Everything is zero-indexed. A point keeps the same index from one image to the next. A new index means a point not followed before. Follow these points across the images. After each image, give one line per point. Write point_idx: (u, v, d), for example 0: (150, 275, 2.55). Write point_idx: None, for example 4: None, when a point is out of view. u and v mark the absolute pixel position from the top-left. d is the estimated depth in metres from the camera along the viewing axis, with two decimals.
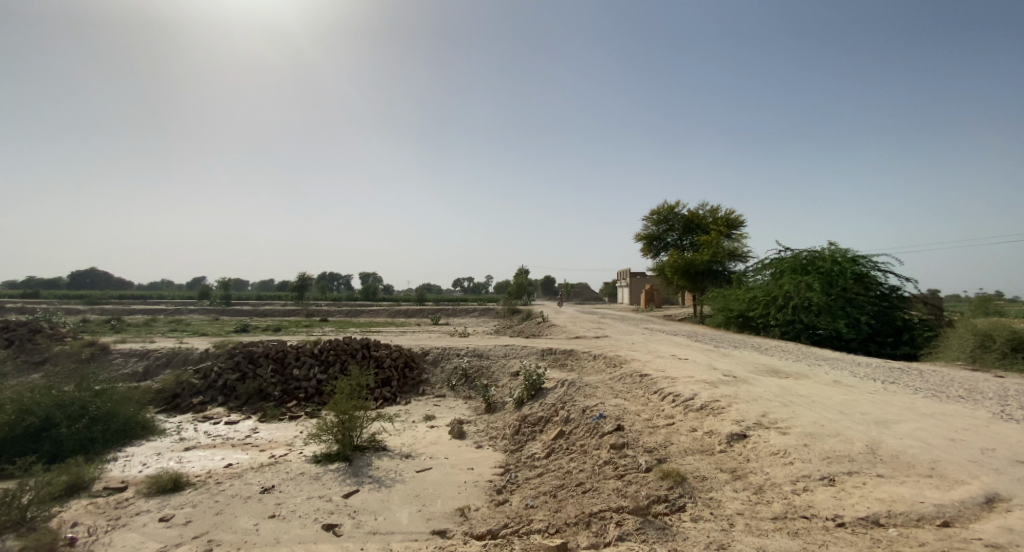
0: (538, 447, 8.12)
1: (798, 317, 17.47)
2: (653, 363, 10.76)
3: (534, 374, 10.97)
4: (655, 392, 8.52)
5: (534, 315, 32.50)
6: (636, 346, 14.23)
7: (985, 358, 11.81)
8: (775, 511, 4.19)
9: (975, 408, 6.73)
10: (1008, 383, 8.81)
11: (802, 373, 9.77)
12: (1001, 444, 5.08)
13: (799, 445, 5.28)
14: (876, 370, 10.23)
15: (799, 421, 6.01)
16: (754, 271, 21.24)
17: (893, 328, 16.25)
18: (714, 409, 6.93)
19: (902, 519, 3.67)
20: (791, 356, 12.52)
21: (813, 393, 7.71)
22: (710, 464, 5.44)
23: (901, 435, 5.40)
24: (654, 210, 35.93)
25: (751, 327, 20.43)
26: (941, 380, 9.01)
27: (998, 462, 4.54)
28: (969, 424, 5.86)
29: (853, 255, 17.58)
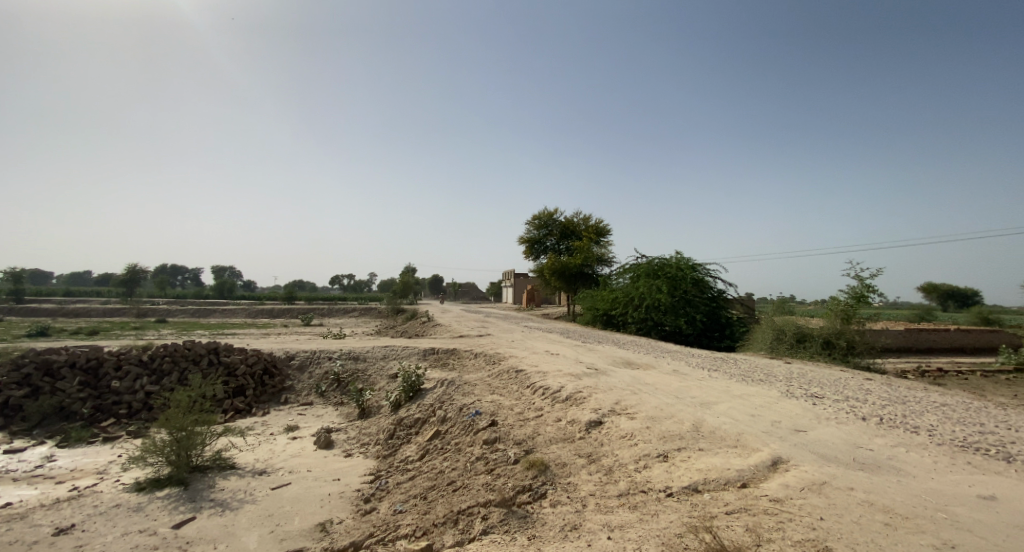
0: (412, 450, 7.94)
1: (649, 315, 19.81)
2: (528, 359, 11.23)
3: (413, 375, 10.70)
4: (528, 386, 8.90)
5: (416, 315, 31.89)
6: (514, 343, 14.70)
7: (779, 349, 14.68)
8: (621, 489, 4.67)
9: (771, 388, 8.28)
10: (795, 368, 11.03)
11: (652, 364, 11.06)
12: (785, 417, 6.33)
13: (643, 427, 5.95)
14: (705, 360, 12.04)
15: (644, 407, 6.79)
16: (617, 274, 23.36)
17: (719, 324, 19.26)
18: (577, 399, 7.47)
19: (713, 484, 4.36)
20: (644, 349, 14.06)
21: (658, 381, 8.78)
22: (570, 450, 5.86)
23: (719, 414, 6.41)
24: (535, 215, 37.66)
25: (614, 325, 22.53)
26: (751, 367, 10.94)
27: (782, 431, 5.65)
28: (766, 402, 7.19)
29: (692, 262, 20.32)
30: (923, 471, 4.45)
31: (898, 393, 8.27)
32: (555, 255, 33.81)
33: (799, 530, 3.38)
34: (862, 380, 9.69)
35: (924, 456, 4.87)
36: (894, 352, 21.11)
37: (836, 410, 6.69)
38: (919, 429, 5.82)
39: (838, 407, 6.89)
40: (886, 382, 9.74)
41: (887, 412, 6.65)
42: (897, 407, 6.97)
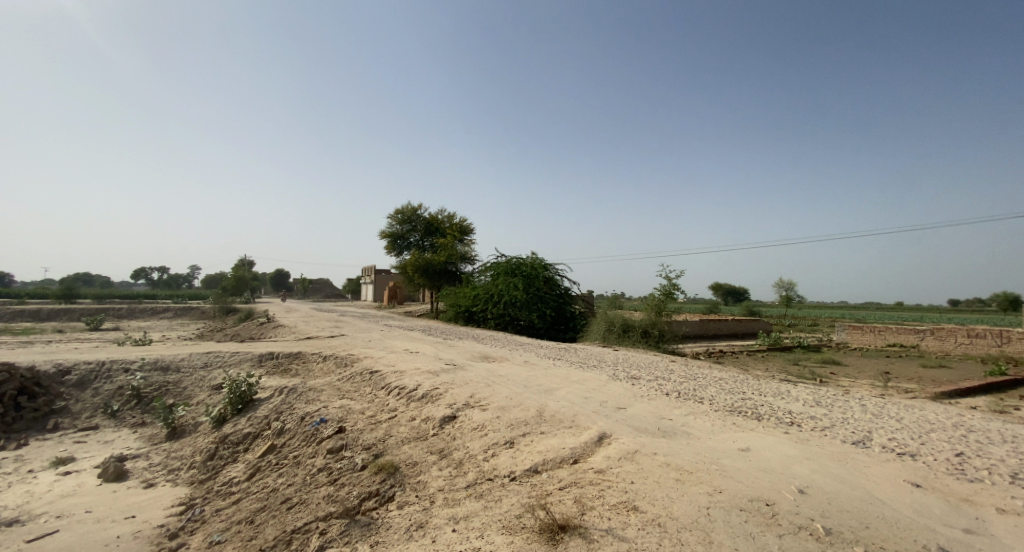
0: (239, 469, 6.96)
1: (506, 312, 20.66)
2: (381, 359, 10.74)
3: (244, 384, 9.38)
4: (382, 387, 8.49)
5: (252, 315, 28.18)
6: (369, 343, 13.91)
7: (610, 338, 16.53)
8: (468, 480, 4.76)
9: (603, 373, 9.32)
10: (625, 355, 12.59)
11: (504, 357, 11.51)
12: (614, 397, 7.17)
13: (493, 418, 6.15)
14: (551, 351, 12.99)
15: (495, 398, 7.03)
16: (478, 272, 23.70)
17: (566, 318, 21.06)
18: (432, 396, 7.38)
19: (552, 463, 4.72)
20: (498, 343, 14.57)
21: (509, 373, 9.19)
22: (422, 448, 5.77)
23: (559, 399, 6.97)
24: (397, 209, 36.33)
25: (473, 321, 22.76)
26: (590, 355, 12.16)
27: (610, 410, 6.38)
28: (599, 385, 8.06)
29: (546, 262, 21.74)
30: (707, 433, 5.47)
31: (697, 372, 10.03)
32: (418, 251, 32.80)
33: (616, 494, 3.86)
34: (671, 363, 11.53)
35: (708, 421, 5.99)
36: (693, 338, 25.58)
37: (650, 389, 7.83)
38: (708, 399, 7.14)
39: (652, 386, 8.07)
40: (686, 363, 11.75)
41: (685, 387, 8.02)
42: (693, 383, 8.45)
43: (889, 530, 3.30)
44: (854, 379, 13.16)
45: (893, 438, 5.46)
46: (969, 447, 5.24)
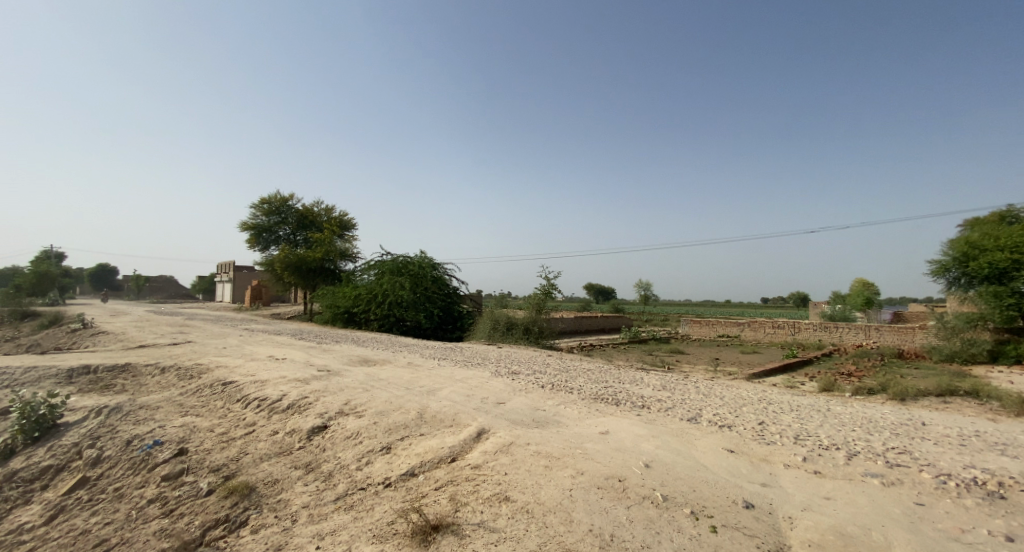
0: (36, 512, 5.64)
1: (392, 312, 19.85)
2: (238, 367, 9.56)
3: (46, 405, 7.63)
4: (237, 400, 7.56)
5: (63, 320, 23.05)
6: (224, 350, 12.27)
7: (495, 336, 16.87)
8: (338, 492, 4.49)
9: (486, 371, 9.46)
10: (508, 352, 12.93)
11: (383, 359, 11.06)
12: (494, 393, 7.33)
13: (369, 423, 5.86)
14: (435, 351, 12.84)
15: (372, 402, 6.71)
16: (361, 270, 22.06)
17: (453, 317, 20.93)
18: (300, 405, 6.78)
19: (429, 465, 4.66)
20: (379, 345, 13.96)
21: (389, 375, 8.83)
22: (285, 464, 5.29)
23: (441, 399, 6.90)
24: (263, 198, 32.51)
25: (354, 323, 21.43)
26: (474, 353, 12.24)
27: (490, 406, 6.50)
28: (481, 383, 8.16)
29: (434, 261, 21.22)
30: (577, 421, 5.89)
31: (573, 365, 10.70)
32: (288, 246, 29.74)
33: (490, 488, 3.97)
34: (547, 357, 12.20)
35: (576, 409, 6.47)
36: (569, 334, 27.32)
37: (526, 383, 8.19)
38: (581, 389, 7.67)
39: (531, 380, 8.41)
40: (561, 357, 12.52)
41: (556, 379, 8.56)
42: (564, 375, 9.05)
43: (712, 491, 3.92)
44: (695, 365, 15.30)
45: (718, 413, 6.48)
46: (769, 416, 6.45)
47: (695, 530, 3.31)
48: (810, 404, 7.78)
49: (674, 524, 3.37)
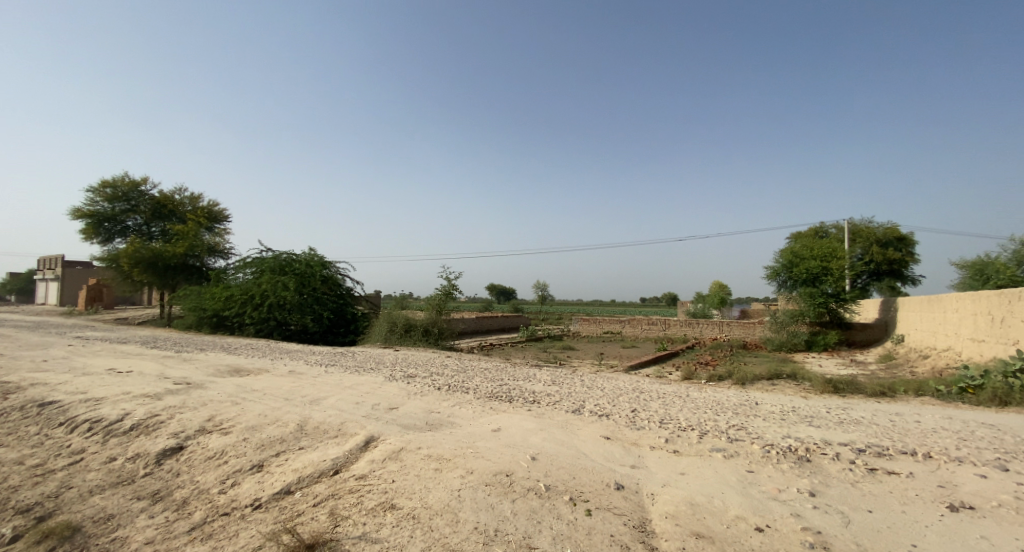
0: None
1: (274, 315, 18.04)
2: (66, 384, 7.96)
3: None
4: (63, 424, 6.31)
5: None
6: (47, 364, 10.13)
7: (391, 338, 16.23)
8: (194, 521, 3.97)
9: (377, 375, 9.07)
10: (402, 355, 12.54)
11: (260, 367, 10.03)
12: (384, 399, 7.05)
13: (237, 440, 5.27)
14: (322, 356, 11.98)
15: (242, 416, 6.04)
16: (235, 269, 19.74)
17: (345, 320, 19.70)
18: (148, 425, 5.87)
19: (307, 480, 4.33)
20: (255, 352, 12.63)
21: (265, 386, 8.03)
22: (125, 496, 4.54)
23: (325, 408, 6.46)
24: (106, 181, 27.50)
25: (226, 327, 19.10)
26: (364, 357, 11.66)
27: (379, 413, 6.24)
28: (371, 388, 7.80)
29: (323, 259, 19.72)
30: (470, 421, 5.91)
31: (470, 365, 10.71)
32: (141, 239, 25.55)
33: (374, 497, 3.82)
34: (442, 358, 12.08)
35: (469, 409, 6.51)
36: (468, 334, 27.19)
37: (420, 385, 8.04)
38: (475, 389, 7.72)
39: (426, 383, 8.25)
40: (458, 358, 12.47)
41: (450, 380, 8.53)
42: (458, 375, 9.05)
43: (589, 477, 4.20)
44: (582, 360, 16.28)
45: (599, 404, 6.97)
46: (641, 404, 7.12)
47: (573, 515, 3.53)
48: (674, 391, 8.74)
49: (555, 512, 3.56)
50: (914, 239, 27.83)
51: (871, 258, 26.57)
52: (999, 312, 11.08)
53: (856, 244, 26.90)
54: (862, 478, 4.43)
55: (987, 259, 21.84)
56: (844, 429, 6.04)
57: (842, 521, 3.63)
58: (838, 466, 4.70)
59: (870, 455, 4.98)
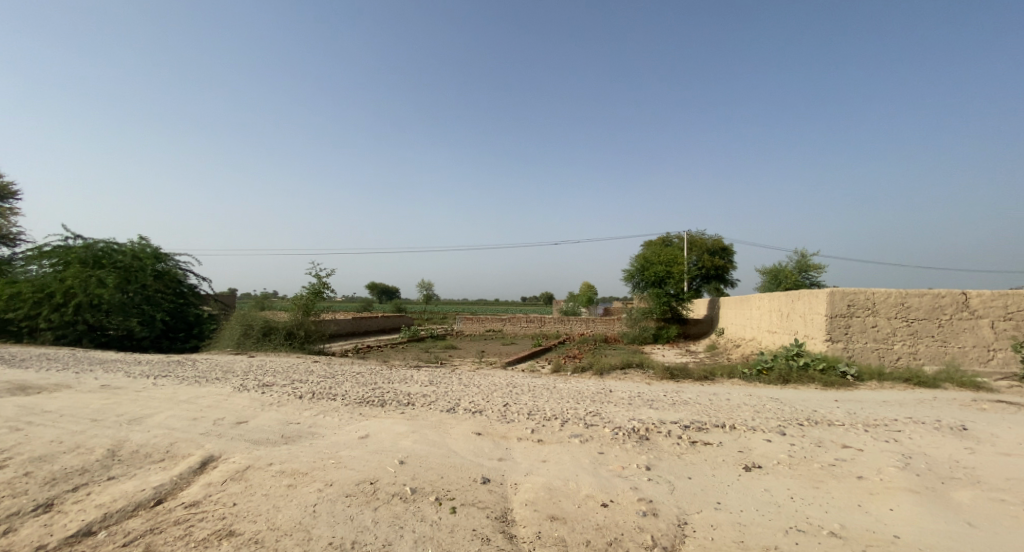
0: None
1: (84, 317, 14.80)
2: None
3: None
4: None
5: None
6: None
7: (246, 343, 14.40)
8: None
9: (222, 385, 8.03)
10: (255, 361, 11.26)
11: (61, 383, 8.15)
12: (229, 412, 6.27)
13: (15, 477, 4.22)
14: (153, 366, 10.17)
15: (26, 446, 4.86)
16: (25, 260, 15.79)
17: (185, 323, 16.98)
18: None
19: (118, 515, 3.64)
20: (54, 364, 10.24)
21: (65, 405, 6.56)
22: None
23: (149, 428, 5.51)
24: None
25: (10, 334, 15.16)
26: (207, 366, 10.20)
27: (221, 428, 5.54)
28: (212, 401, 6.87)
29: (156, 251, 16.78)
30: (331, 429, 5.56)
31: (335, 369, 10.04)
32: None
33: (208, 526, 3.38)
34: (307, 363, 11.14)
35: (330, 416, 6.11)
36: (343, 336, 25.19)
37: (277, 394, 7.31)
38: (339, 395, 7.27)
39: (282, 391, 7.53)
40: (327, 362, 11.62)
41: (315, 386, 7.92)
42: (325, 380, 8.45)
43: (455, 474, 4.26)
44: (461, 359, 16.35)
45: (468, 401, 7.07)
46: (512, 397, 7.41)
47: (437, 514, 3.54)
48: (543, 384, 9.27)
49: (418, 514, 3.53)
50: (734, 249, 33.40)
51: (702, 264, 31.21)
52: (785, 309, 13.88)
53: (692, 252, 31.35)
54: (686, 450, 5.21)
55: (780, 267, 27.14)
56: (677, 409, 7.02)
57: (668, 489, 4.22)
58: (668, 441, 5.46)
59: (692, 430, 5.87)
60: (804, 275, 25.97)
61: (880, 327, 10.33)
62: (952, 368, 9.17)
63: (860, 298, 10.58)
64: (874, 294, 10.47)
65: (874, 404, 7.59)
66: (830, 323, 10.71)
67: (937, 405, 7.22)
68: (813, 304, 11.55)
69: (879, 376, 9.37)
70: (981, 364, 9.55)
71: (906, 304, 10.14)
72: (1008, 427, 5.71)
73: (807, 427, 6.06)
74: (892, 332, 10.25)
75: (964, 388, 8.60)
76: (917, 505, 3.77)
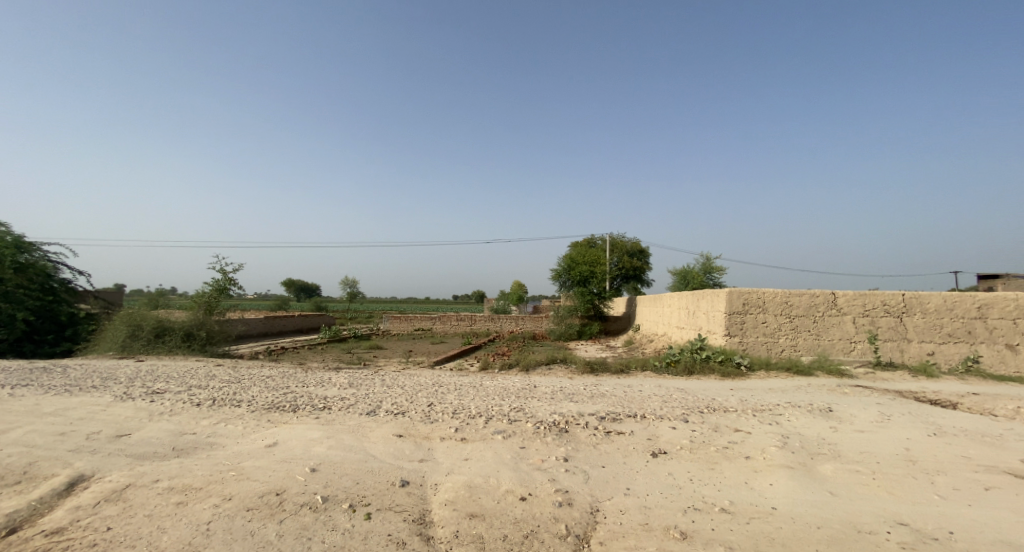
0: None
1: None
2: None
3: None
4: None
5: None
6: None
7: (133, 346, 12.85)
8: None
9: (100, 394, 7.08)
10: (145, 365, 10.08)
11: None
12: (108, 424, 5.56)
13: None
14: (10, 374, 8.70)
15: None
16: None
17: (56, 324, 14.77)
18: None
19: None
20: None
21: None
22: None
23: (2, 446, 4.73)
24: None
25: None
26: (83, 373, 8.96)
27: (96, 443, 4.89)
28: (87, 412, 6.04)
29: (18, 240, 14.43)
30: (234, 438, 5.13)
31: (240, 373, 9.26)
32: None
33: None
34: (210, 367, 10.18)
35: (232, 424, 5.63)
36: (252, 337, 23.38)
37: (172, 402, 6.59)
38: (244, 401, 6.73)
39: (176, 399, 6.81)
40: (233, 365, 10.70)
41: (219, 392, 7.27)
42: (230, 386, 7.77)
43: (371, 479, 4.12)
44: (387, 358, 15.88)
45: (390, 402, 6.87)
46: (437, 397, 7.32)
47: (350, 523, 3.40)
48: (470, 382, 9.25)
49: (328, 523, 3.37)
50: (650, 251, 35.67)
51: (623, 265, 32.97)
52: (692, 306, 15.04)
53: (614, 253, 32.96)
54: (601, 440, 5.47)
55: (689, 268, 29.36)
56: (595, 402, 7.35)
57: (583, 479, 4.40)
58: (585, 433, 5.69)
59: (608, 421, 6.18)
60: (708, 276, 28.30)
61: (768, 323, 11.57)
62: (823, 357, 10.51)
63: (753, 296, 11.75)
64: (764, 294, 11.69)
65: (761, 391, 8.49)
66: (728, 319, 11.81)
67: (811, 390, 8.24)
68: (715, 302, 12.64)
69: (766, 366, 10.49)
70: (845, 354, 11.02)
71: (789, 302, 11.43)
72: (864, 407, 6.66)
73: (707, 414, 6.63)
74: (777, 327, 11.51)
75: (831, 374, 9.91)
76: (792, 479, 4.27)
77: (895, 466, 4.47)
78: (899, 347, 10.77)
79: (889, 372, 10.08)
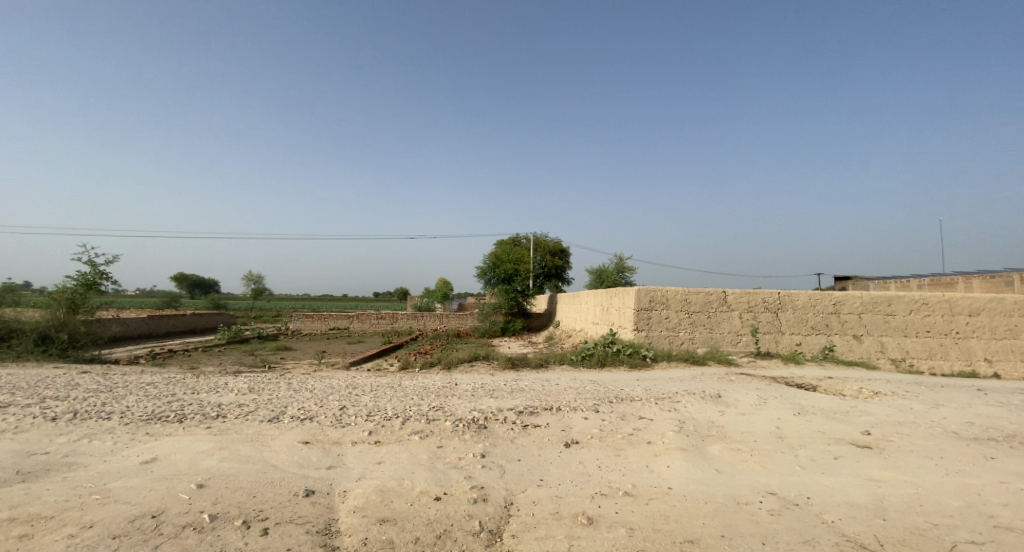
0: None
1: None
2: None
3: None
4: None
5: None
6: None
7: None
8: None
9: None
10: None
11: None
12: None
13: None
14: None
15: None
16: None
17: None
18: None
19: None
20: None
21: None
22: None
23: None
24: None
25: None
26: None
27: None
28: None
29: None
30: (103, 456, 4.53)
31: (114, 381, 8.18)
32: None
33: None
34: (76, 375, 8.87)
35: (102, 440, 4.96)
36: (132, 337, 20.97)
37: (21, 418, 5.65)
38: (117, 413, 5.95)
39: (27, 413, 5.85)
40: (105, 372, 9.40)
41: (87, 404, 6.34)
42: (100, 396, 6.83)
43: (271, 491, 3.85)
44: (298, 360, 14.92)
45: (298, 407, 6.47)
46: (350, 399, 7.00)
47: (243, 540, 3.16)
48: (387, 383, 8.97)
49: (217, 544, 3.10)
50: (570, 251, 37.04)
51: (544, 264, 33.87)
52: (605, 303, 15.86)
53: (537, 252, 33.72)
54: (518, 434, 5.59)
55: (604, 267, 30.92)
56: (514, 397, 7.49)
57: (499, 474, 4.47)
58: (502, 428, 5.78)
59: (525, 415, 6.33)
60: (621, 275, 30.01)
61: (670, 318, 12.54)
62: (715, 349, 11.64)
63: (657, 294, 12.66)
64: (667, 291, 12.67)
65: (663, 381, 9.19)
66: (636, 315, 12.64)
67: (704, 379, 9.09)
68: (625, 300, 13.45)
69: (668, 357, 11.37)
70: (733, 345, 12.28)
71: (688, 299, 12.49)
72: (747, 392, 7.47)
73: (616, 403, 7.04)
74: (678, 321, 12.52)
75: (722, 364, 11.00)
76: (686, 461, 4.68)
77: (769, 443, 5.07)
78: (776, 338, 12.21)
79: (767, 360, 11.40)
